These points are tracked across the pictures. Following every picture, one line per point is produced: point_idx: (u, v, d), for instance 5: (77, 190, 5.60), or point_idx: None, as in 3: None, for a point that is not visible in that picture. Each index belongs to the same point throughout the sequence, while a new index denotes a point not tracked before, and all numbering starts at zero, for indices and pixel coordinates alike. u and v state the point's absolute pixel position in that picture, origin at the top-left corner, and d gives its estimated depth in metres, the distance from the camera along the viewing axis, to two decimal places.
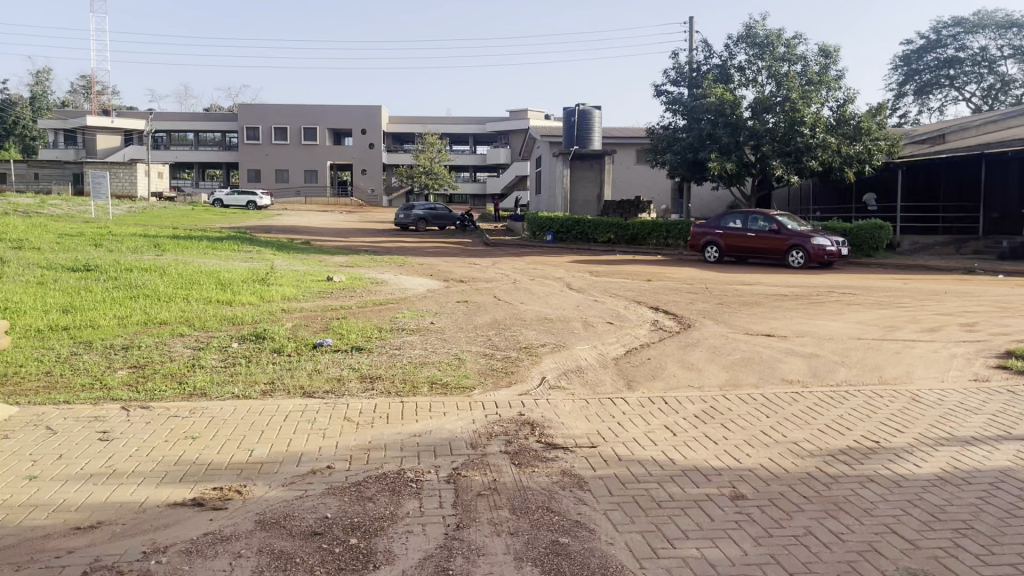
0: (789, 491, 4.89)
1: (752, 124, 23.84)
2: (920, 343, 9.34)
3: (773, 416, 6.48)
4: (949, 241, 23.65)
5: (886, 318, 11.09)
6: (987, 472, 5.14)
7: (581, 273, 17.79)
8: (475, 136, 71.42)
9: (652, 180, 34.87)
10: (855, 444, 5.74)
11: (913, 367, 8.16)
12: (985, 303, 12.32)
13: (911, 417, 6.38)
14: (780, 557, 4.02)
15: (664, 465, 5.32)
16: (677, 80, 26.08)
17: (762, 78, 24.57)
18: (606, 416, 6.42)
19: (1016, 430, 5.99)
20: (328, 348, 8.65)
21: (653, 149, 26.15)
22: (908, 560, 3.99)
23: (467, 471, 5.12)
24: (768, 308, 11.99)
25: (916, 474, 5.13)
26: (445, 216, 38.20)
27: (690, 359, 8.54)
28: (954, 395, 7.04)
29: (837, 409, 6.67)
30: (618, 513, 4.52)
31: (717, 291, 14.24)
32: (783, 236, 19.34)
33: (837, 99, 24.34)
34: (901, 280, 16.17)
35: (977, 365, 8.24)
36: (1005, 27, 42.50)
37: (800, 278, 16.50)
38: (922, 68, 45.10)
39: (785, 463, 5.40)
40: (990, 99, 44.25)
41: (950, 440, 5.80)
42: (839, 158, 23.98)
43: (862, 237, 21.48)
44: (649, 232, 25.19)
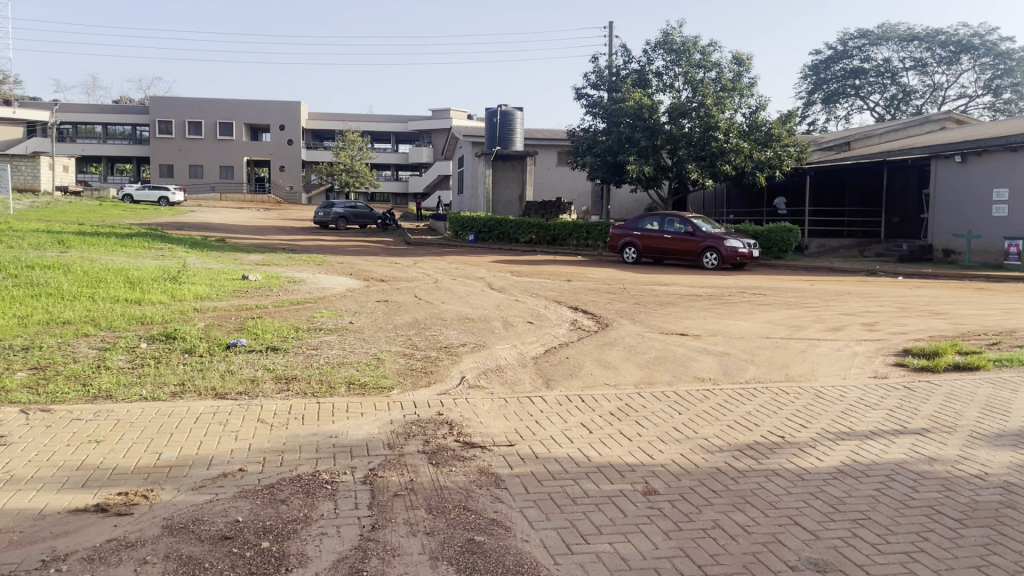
0: (699, 486, 5.05)
1: (668, 129, 24.35)
2: (823, 342, 9.74)
3: (686, 412, 6.67)
4: (853, 244, 24.55)
5: (793, 318, 11.49)
6: (884, 465, 5.40)
7: (503, 272, 17.85)
8: (397, 135, 70.95)
9: (572, 182, 35.28)
10: (761, 440, 5.95)
11: (817, 365, 8.51)
12: (886, 304, 12.92)
13: (815, 413, 6.65)
14: (689, 550, 4.14)
15: (580, 462, 5.41)
16: (597, 84, 26.34)
17: (678, 84, 25.14)
18: (524, 415, 6.50)
19: (911, 424, 6.30)
20: (242, 348, 8.46)
21: (573, 151, 26.31)
22: (808, 551, 4.16)
23: (383, 471, 5.10)
24: (683, 309, 12.33)
25: (818, 468, 5.36)
26: (366, 215, 37.95)
27: (606, 358, 8.69)
28: (855, 391, 7.37)
29: (746, 405, 6.90)
30: (533, 510, 4.59)
31: (634, 291, 14.49)
32: (697, 238, 19.84)
33: (750, 106, 25.01)
34: (810, 282, 16.78)
35: (876, 362, 8.63)
36: (907, 40, 44.69)
37: (713, 280, 16.88)
38: (829, 78, 46.91)
39: (695, 459, 5.55)
40: (892, 109, 46.41)
41: (850, 434, 6.07)
42: (751, 163, 24.65)
43: (772, 239, 22.19)
44: (569, 233, 25.44)
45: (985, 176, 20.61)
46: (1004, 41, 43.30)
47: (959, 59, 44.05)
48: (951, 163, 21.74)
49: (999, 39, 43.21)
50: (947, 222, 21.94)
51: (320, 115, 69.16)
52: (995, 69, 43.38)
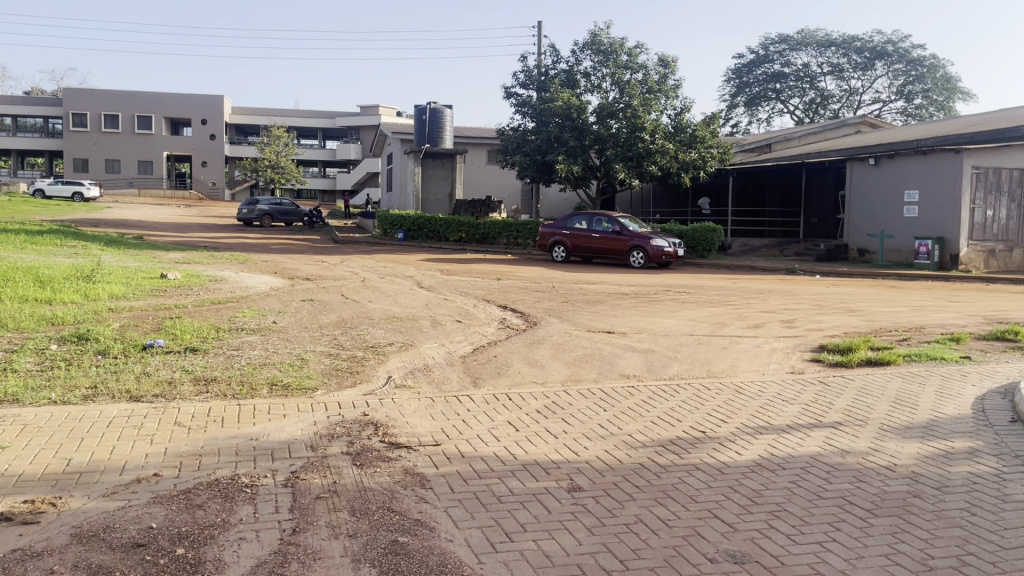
0: (623, 481, 5.12)
1: (596, 129, 24.58)
2: (744, 339, 9.99)
3: (611, 409, 6.74)
4: (773, 244, 25.24)
5: (716, 316, 11.76)
6: (799, 458, 5.57)
7: (432, 271, 17.75)
8: (324, 131, 69.93)
9: (502, 180, 35.36)
10: (683, 435, 6.06)
11: (738, 361, 8.72)
12: (804, 302, 13.34)
13: (735, 408, 6.81)
14: (612, 545, 4.19)
15: (506, 460, 5.42)
16: (526, 83, 26.44)
17: (606, 84, 25.43)
18: (451, 414, 6.47)
19: (825, 418, 6.52)
20: (160, 348, 8.22)
21: (503, 150, 26.36)
22: (726, 543, 4.26)
23: (305, 474, 5.00)
24: (609, 307, 12.48)
25: (737, 462, 5.49)
26: (292, 212, 37.26)
27: (534, 356, 8.73)
28: (773, 386, 7.58)
29: (669, 401, 7.02)
30: (458, 510, 4.57)
31: (562, 289, 14.59)
32: (624, 237, 20.12)
33: (675, 107, 25.47)
34: (732, 280, 17.19)
35: (793, 358, 8.90)
36: (825, 46, 46.24)
37: (640, 278, 17.15)
38: (752, 81, 48.14)
39: (618, 455, 5.62)
40: (811, 113, 47.93)
41: (768, 428, 6.24)
42: (676, 164, 25.11)
43: (697, 238, 22.65)
44: (499, 231, 25.47)
45: (897, 178, 21.48)
46: (916, 49, 45.15)
47: (873, 65, 45.75)
48: (865, 166, 22.61)
49: (911, 47, 45.04)
50: (861, 223, 22.78)
51: (244, 110, 67.61)
52: (907, 76, 45.22)
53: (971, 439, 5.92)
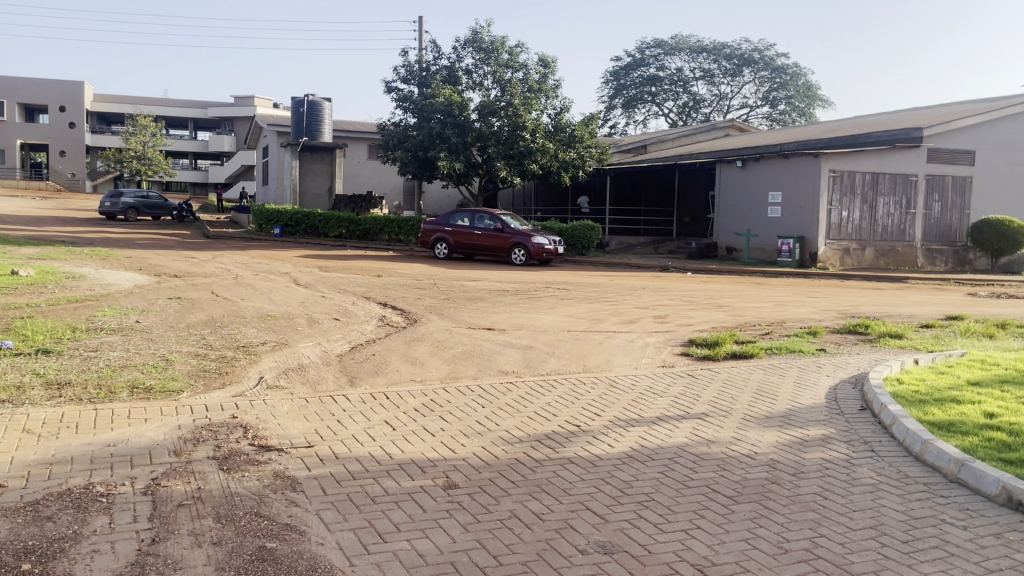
0: (498, 477, 5.15)
1: (478, 126, 24.65)
2: (619, 334, 10.26)
3: (489, 405, 6.78)
4: (648, 242, 26.02)
5: (593, 312, 12.02)
6: (668, 448, 5.76)
7: (309, 268, 17.32)
8: (196, 121, 67.11)
9: (383, 176, 34.95)
10: (559, 429, 6.17)
11: (612, 356, 8.96)
12: (676, 298, 13.83)
13: (608, 402, 6.98)
14: (486, 541, 4.21)
15: (381, 460, 5.35)
16: (407, 78, 26.18)
17: (487, 82, 25.54)
18: (325, 414, 6.33)
19: (693, 409, 6.78)
20: (8, 351, 7.66)
21: (384, 145, 26.02)
22: (597, 534, 4.36)
23: (168, 481, 4.77)
24: (490, 303, 12.55)
25: (609, 454, 5.64)
26: (159, 205, 35.53)
27: (413, 354, 8.67)
28: (645, 380, 7.83)
29: (546, 396, 7.13)
30: (330, 512, 4.48)
31: (443, 287, 14.54)
32: (506, 235, 20.31)
33: (555, 107, 25.86)
34: (609, 277, 17.62)
35: (665, 353, 9.22)
36: (696, 52, 48.05)
37: (521, 275, 17.32)
38: (629, 83, 49.46)
39: (495, 451, 5.65)
40: (684, 116, 49.72)
41: (639, 420, 6.43)
42: (557, 162, 25.48)
43: (576, 236, 23.08)
44: (380, 228, 25.18)
45: (763, 180, 22.56)
46: (779, 58, 47.59)
47: (741, 71, 47.91)
48: (733, 168, 23.70)
49: (775, 55, 47.45)
50: (730, 222, 23.81)
51: (108, 97, 64.06)
52: (771, 83, 47.60)
53: (824, 426, 6.29)
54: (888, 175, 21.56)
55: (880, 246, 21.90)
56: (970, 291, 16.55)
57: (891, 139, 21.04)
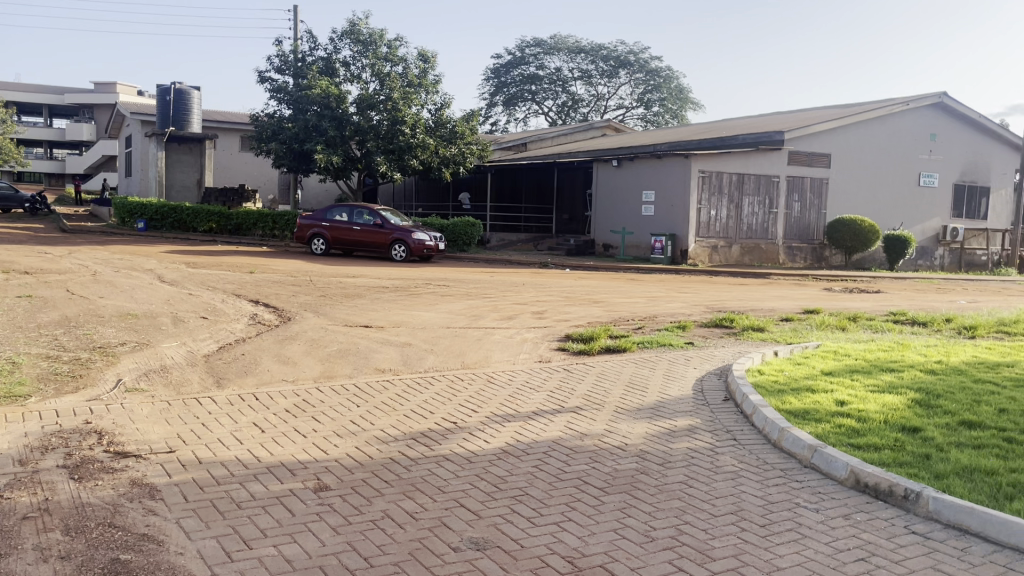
0: (372, 477, 5.06)
1: (356, 120, 24.23)
2: (498, 330, 10.32)
3: (363, 404, 6.67)
4: (529, 239, 26.30)
5: (472, 308, 12.05)
6: (542, 442, 5.83)
7: (176, 264, 16.53)
8: (51, 107, 62.88)
9: (257, 169, 33.87)
10: (435, 426, 6.13)
11: (490, 352, 8.99)
12: (555, 294, 14.04)
13: (485, 398, 6.99)
14: (356, 543, 4.13)
15: (248, 464, 5.15)
16: (282, 69, 25.41)
17: (366, 75, 25.13)
18: (189, 418, 6.05)
19: (567, 403, 6.89)
20: None
21: (257, 137, 25.12)
22: (471, 531, 4.35)
23: (11, 493, 4.44)
24: (367, 300, 12.35)
25: (484, 449, 5.65)
26: (9, 196, 33.07)
27: (286, 353, 8.41)
28: (521, 375, 7.90)
29: (423, 394, 7.07)
30: (191, 520, 4.28)
31: (319, 283, 14.20)
32: (386, 231, 20.05)
33: (435, 103, 25.75)
34: (489, 273, 17.68)
35: (542, 348, 9.34)
36: (574, 52, 48.95)
37: (401, 272, 17.14)
38: (509, 81, 49.84)
39: (369, 450, 5.56)
40: (563, 115, 50.57)
41: (515, 416, 6.49)
42: (437, 158, 25.34)
43: (457, 233, 23.06)
44: (254, 222, 24.38)
45: (637, 179, 23.25)
46: (653, 61, 49.16)
47: (617, 73, 49.17)
48: (610, 167, 24.31)
49: (649, 59, 48.94)
50: (606, 220, 24.42)
51: None
52: (646, 85, 49.10)
53: (691, 417, 6.53)
54: (753, 176, 22.64)
55: (745, 244, 22.98)
56: (826, 286, 17.60)
57: (755, 142, 22.13)
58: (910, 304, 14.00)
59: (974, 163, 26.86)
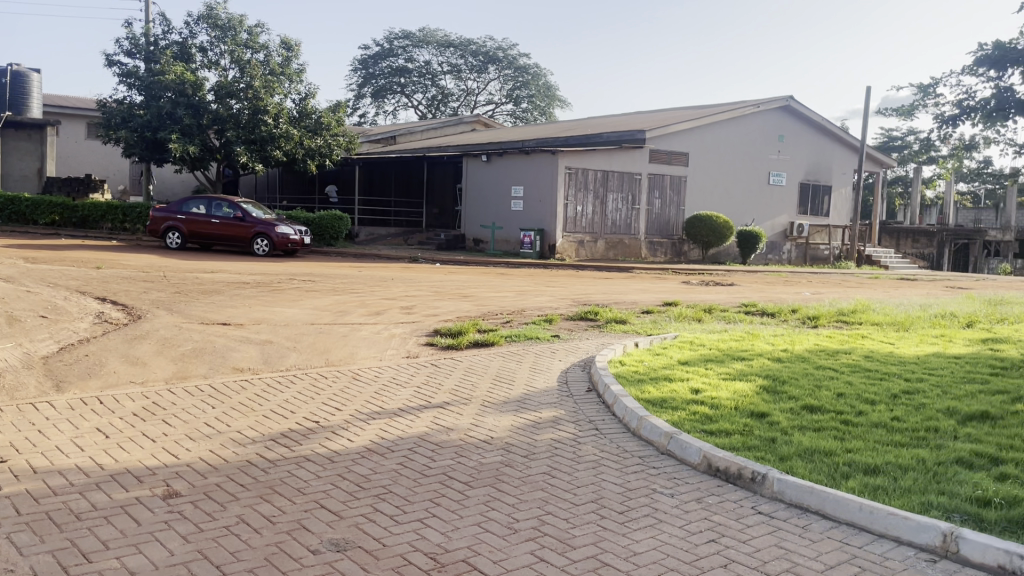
0: (226, 481, 4.84)
1: (215, 109, 23.21)
2: (364, 326, 10.14)
3: (219, 405, 6.38)
4: (398, 233, 26.05)
5: (338, 304, 11.78)
6: (407, 439, 5.76)
7: (13, 259, 15.29)
8: None
9: (106, 158, 31.89)
10: (295, 426, 5.94)
11: (356, 349, 8.81)
12: (423, 289, 13.95)
13: (350, 395, 6.85)
14: (208, 551, 3.94)
15: (90, 472, 4.82)
16: (132, 52, 23.98)
17: (225, 62, 24.12)
18: (24, 424, 5.60)
19: (434, 399, 6.85)
20: None
21: (104, 124, 23.54)
22: (331, 532, 4.24)
23: None
24: (227, 297, 11.85)
25: (347, 448, 5.52)
26: None
27: (135, 353, 7.94)
28: (388, 371, 7.80)
29: (284, 393, 6.85)
30: (24, 535, 3.96)
31: (174, 279, 13.50)
32: (247, 224, 19.32)
33: (299, 93, 25.05)
34: (357, 268, 17.35)
35: (409, 343, 9.25)
36: (443, 46, 48.83)
37: (264, 267, 16.55)
38: (377, 73, 49.18)
39: (224, 453, 5.33)
40: (433, 109, 50.38)
41: (380, 413, 6.38)
42: (302, 149, 24.62)
43: (323, 227, 22.52)
44: (102, 215, 22.93)
45: (506, 175, 23.46)
46: (521, 58, 49.71)
47: (487, 68, 49.44)
48: (479, 162, 24.41)
49: (518, 55, 49.48)
50: (476, 215, 24.51)
51: None
52: (515, 81, 49.59)
53: (555, 408, 6.64)
54: (617, 173, 23.29)
55: (610, 239, 23.65)
56: (685, 280, 18.36)
57: (619, 140, 22.78)
58: (761, 296, 14.79)
59: (817, 163, 28.65)
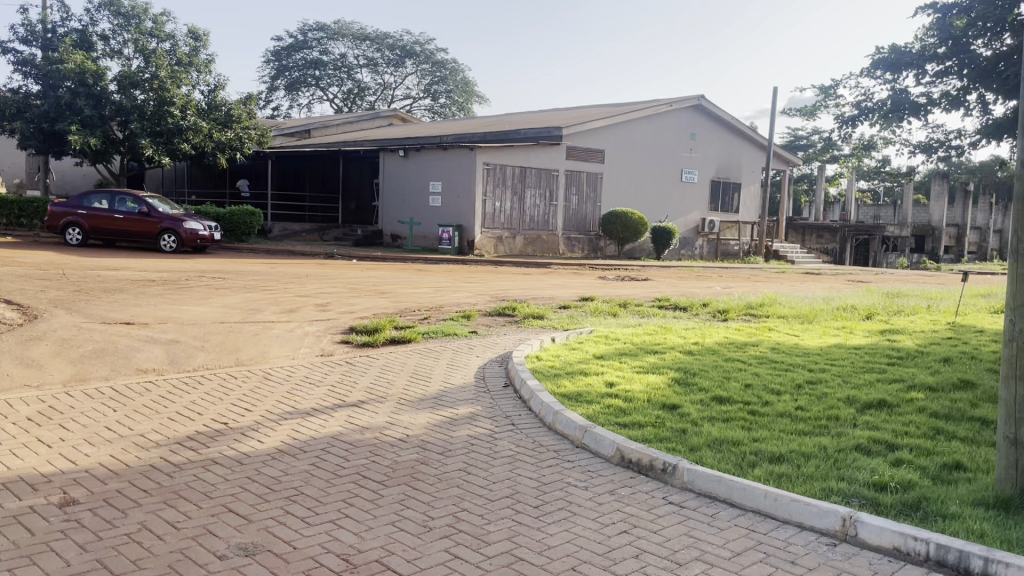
0: (128, 487, 4.66)
1: (118, 99, 22.30)
2: (277, 324, 9.92)
3: (121, 408, 6.13)
4: (313, 229, 25.57)
5: (249, 301, 11.48)
6: (319, 439, 5.65)
7: None
8: None
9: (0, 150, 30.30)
10: (203, 428, 5.76)
11: (267, 347, 8.60)
12: (338, 285, 13.73)
13: (261, 395, 6.69)
14: (108, 560, 3.77)
15: None
16: (27, 39, 22.80)
17: (128, 51, 23.21)
18: None
19: (349, 397, 6.75)
20: None
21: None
22: (239, 536, 4.12)
23: None
24: (131, 295, 11.40)
25: (257, 450, 5.38)
26: None
27: (30, 355, 7.55)
28: (301, 370, 7.65)
29: (191, 394, 6.63)
30: None
31: (75, 277, 12.92)
32: (153, 219, 18.63)
33: (208, 84, 24.30)
34: (270, 265, 16.95)
35: (324, 341, 9.09)
36: (359, 39, 48.15)
37: (171, 263, 15.99)
38: (291, 65, 48.17)
39: (126, 458, 5.12)
40: (349, 102, 49.65)
41: (292, 412, 6.25)
42: (211, 142, 23.87)
43: (235, 222, 21.92)
44: None
45: (424, 170, 23.31)
46: (439, 53, 49.42)
47: (404, 62, 49.01)
48: (396, 157, 24.18)
49: (435, 50, 49.18)
50: (394, 210, 24.27)
51: None
52: (432, 76, 49.31)
53: (472, 404, 6.63)
54: (534, 170, 23.42)
55: (528, 234, 23.77)
56: (601, 275, 18.62)
57: (536, 136, 22.91)
58: (673, 290, 15.13)
59: (727, 162, 29.47)
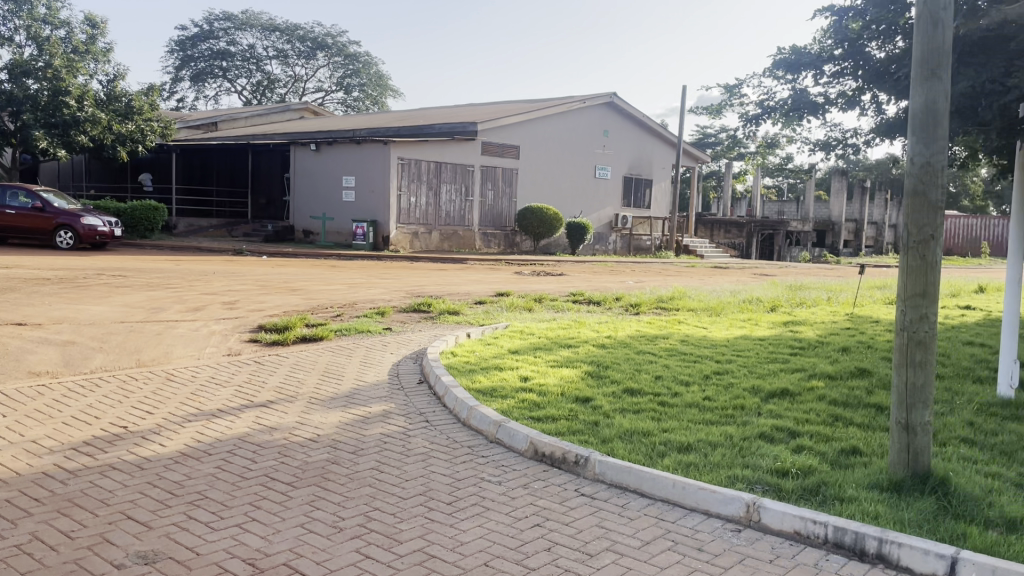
0: (17, 496, 4.41)
1: (8, 89, 21.14)
2: (182, 323, 9.59)
3: (10, 414, 5.80)
4: (221, 224, 24.83)
5: (152, 300, 11.06)
6: (225, 441, 5.48)
7: None
8: None
9: None
10: (101, 433, 5.51)
11: (171, 348, 8.31)
12: (247, 282, 13.38)
13: (163, 397, 6.45)
14: None
15: None
16: None
17: (19, 38, 22.02)
18: None
19: (257, 397, 6.58)
20: None
21: None
22: (138, 544, 3.96)
23: None
24: (23, 294, 10.82)
25: (159, 454, 5.18)
26: None
27: None
28: (207, 370, 7.41)
29: (87, 397, 6.34)
30: None
31: None
32: (48, 215, 17.75)
33: (106, 74, 23.30)
34: (175, 261, 16.38)
35: (231, 340, 8.83)
36: (268, 30, 46.97)
37: (68, 260, 15.27)
38: (197, 56, 46.63)
39: (16, 465, 4.85)
40: (258, 95, 48.41)
41: (197, 415, 6.04)
42: (111, 134, 22.88)
43: (137, 218, 21.09)
44: None
45: (337, 165, 22.92)
46: (351, 45, 48.67)
47: (315, 55, 48.08)
48: (308, 151, 23.71)
49: (347, 43, 48.41)
50: (306, 206, 23.78)
51: None
52: (345, 69, 48.54)
53: (385, 402, 6.54)
54: (450, 165, 23.33)
55: (444, 230, 23.66)
56: (516, 270, 18.72)
57: (451, 132, 22.82)
58: (587, 285, 15.32)
59: (639, 158, 30.02)
